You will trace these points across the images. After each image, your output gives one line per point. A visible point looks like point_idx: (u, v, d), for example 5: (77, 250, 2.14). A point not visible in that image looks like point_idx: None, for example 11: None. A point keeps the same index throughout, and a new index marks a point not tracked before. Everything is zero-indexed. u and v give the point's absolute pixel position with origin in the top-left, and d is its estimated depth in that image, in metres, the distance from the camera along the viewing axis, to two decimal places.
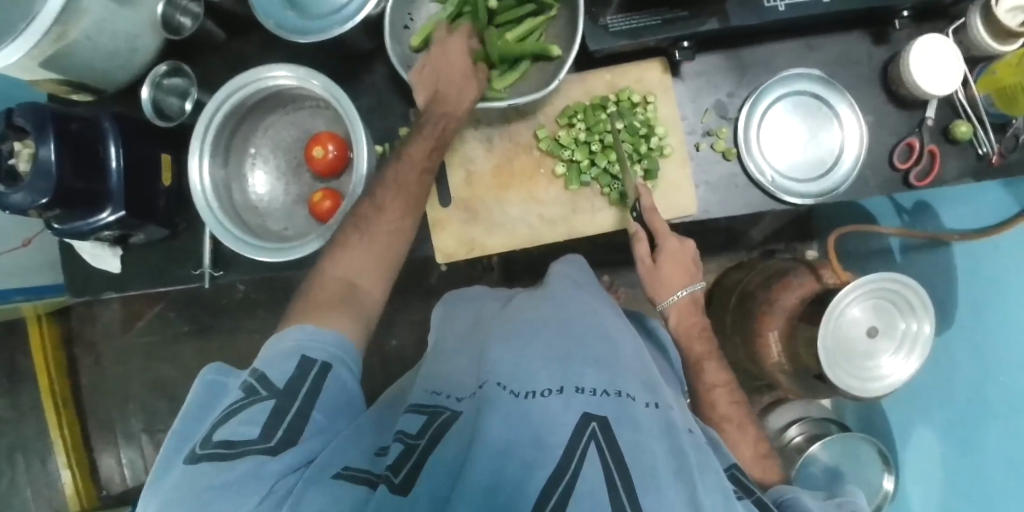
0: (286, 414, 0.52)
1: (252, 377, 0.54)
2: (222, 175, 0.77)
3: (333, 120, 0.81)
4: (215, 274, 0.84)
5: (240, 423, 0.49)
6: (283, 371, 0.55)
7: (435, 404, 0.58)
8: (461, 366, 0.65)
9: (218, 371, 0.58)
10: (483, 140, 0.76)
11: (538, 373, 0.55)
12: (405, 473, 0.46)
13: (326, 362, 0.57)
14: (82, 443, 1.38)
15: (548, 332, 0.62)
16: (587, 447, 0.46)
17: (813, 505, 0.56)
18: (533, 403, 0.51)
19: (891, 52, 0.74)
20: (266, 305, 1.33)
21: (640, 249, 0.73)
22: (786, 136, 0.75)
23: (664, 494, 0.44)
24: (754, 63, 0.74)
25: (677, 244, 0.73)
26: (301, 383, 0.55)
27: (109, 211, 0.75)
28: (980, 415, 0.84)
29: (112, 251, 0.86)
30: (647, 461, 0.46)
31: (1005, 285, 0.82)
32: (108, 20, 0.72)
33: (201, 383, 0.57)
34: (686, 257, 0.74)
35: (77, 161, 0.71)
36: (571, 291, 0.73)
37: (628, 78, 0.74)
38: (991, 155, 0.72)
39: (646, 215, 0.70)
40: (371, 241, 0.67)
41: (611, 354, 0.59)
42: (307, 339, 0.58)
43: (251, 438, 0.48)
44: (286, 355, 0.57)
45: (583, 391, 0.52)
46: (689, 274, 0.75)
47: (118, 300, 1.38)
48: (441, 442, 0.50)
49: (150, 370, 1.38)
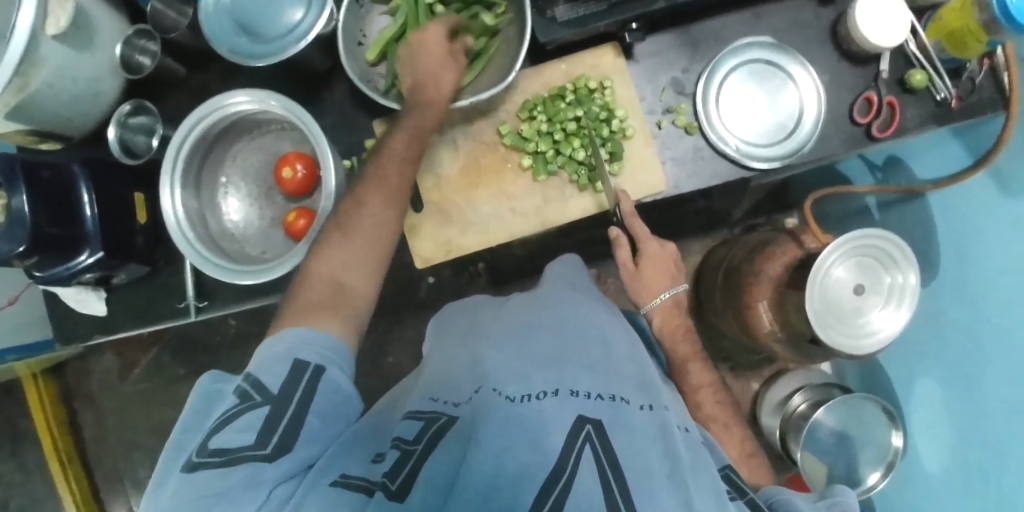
0: (281, 419, 0.50)
1: (246, 382, 0.52)
2: (195, 204, 0.78)
3: (299, 141, 0.82)
4: (200, 305, 0.84)
5: (236, 429, 0.48)
6: (276, 374, 0.53)
7: (432, 410, 0.57)
8: (454, 369, 0.65)
9: (215, 379, 0.57)
10: (449, 142, 0.77)
11: (532, 377, 0.55)
12: (401, 479, 0.46)
13: (318, 365, 0.55)
14: (91, 497, 1.36)
15: (540, 335, 0.62)
16: (583, 448, 0.46)
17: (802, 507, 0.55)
18: (529, 406, 0.51)
19: (838, 12, 0.75)
20: (259, 338, 1.32)
21: (622, 253, 0.76)
22: (745, 105, 0.76)
23: (659, 497, 0.44)
24: (705, 38, 0.75)
25: (658, 247, 0.76)
26: (294, 387, 0.53)
27: (87, 253, 0.76)
28: (976, 364, 0.85)
29: (97, 294, 0.86)
30: (642, 465, 0.46)
31: (982, 227, 0.83)
32: (68, 65, 0.72)
33: (200, 389, 0.56)
34: (667, 260, 0.77)
35: (48, 207, 0.70)
36: (563, 292, 0.73)
37: (584, 66, 0.75)
38: (950, 100, 0.73)
39: (625, 219, 0.72)
40: (355, 236, 0.65)
41: (604, 358, 0.60)
42: (302, 342, 0.56)
43: (246, 445, 0.47)
44: (280, 360, 0.54)
45: (578, 394, 0.53)
46: (676, 273, 0.78)
47: (112, 350, 1.37)
48: (438, 447, 0.50)
49: (152, 416, 1.37)
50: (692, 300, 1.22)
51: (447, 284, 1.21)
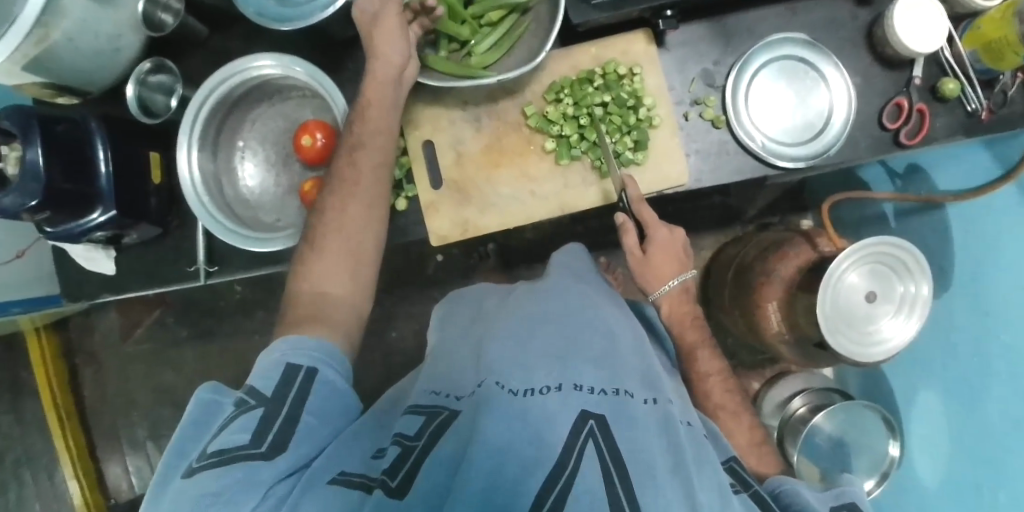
0: (274, 421, 0.51)
1: (241, 391, 0.54)
2: (211, 167, 0.77)
3: (320, 109, 0.81)
4: (210, 270, 0.84)
5: (231, 431, 0.49)
6: (269, 379, 0.55)
7: (435, 404, 0.58)
8: (460, 362, 0.65)
9: (213, 390, 0.56)
10: (472, 120, 0.76)
11: (536, 368, 0.55)
12: (400, 477, 0.46)
13: (310, 367, 0.57)
14: (88, 453, 1.37)
15: (546, 327, 0.62)
16: (584, 445, 0.46)
17: (811, 497, 0.56)
18: (532, 396, 0.51)
19: (875, 13, 0.74)
20: (264, 305, 1.33)
21: (629, 240, 0.73)
22: (776, 103, 0.75)
23: (661, 493, 0.44)
24: (738, 30, 0.74)
25: (666, 234, 0.73)
26: (288, 389, 0.54)
27: (100, 211, 0.75)
28: (977, 378, 0.87)
29: (106, 252, 0.86)
30: (645, 460, 0.46)
31: (994, 243, 0.85)
32: (91, 19, 0.71)
33: (196, 400, 0.55)
34: (676, 248, 0.75)
35: (63, 160, 0.70)
36: (568, 281, 0.74)
37: (614, 51, 0.74)
38: (980, 112, 0.73)
39: (633, 206, 0.71)
40: (346, 244, 0.67)
41: (610, 350, 0.60)
42: (292, 348, 0.58)
43: (243, 444, 0.48)
44: (274, 366, 0.56)
45: (581, 388, 0.52)
46: (688, 261, 0.76)
47: (116, 308, 1.37)
48: (438, 442, 0.49)
49: (153, 377, 1.37)
50: (699, 296, 1.22)
51: (456, 263, 1.22)
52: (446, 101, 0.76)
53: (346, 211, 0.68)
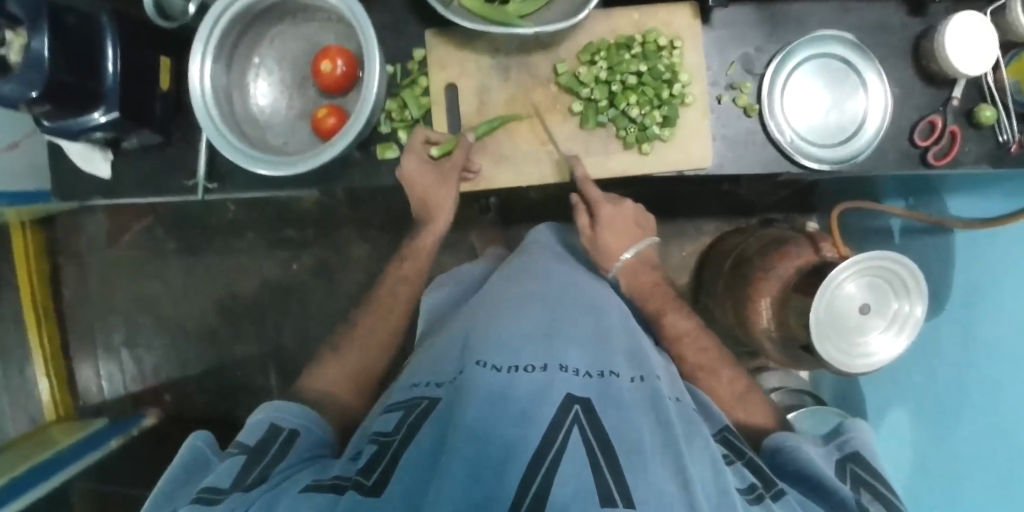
0: (255, 466, 0.55)
1: (229, 448, 0.58)
2: (224, 79, 0.74)
3: (343, 36, 0.78)
4: (208, 186, 0.82)
5: (216, 477, 0.53)
6: (253, 437, 0.59)
7: (414, 395, 0.57)
8: (441, 351, 0.63)
9: (201, 438, 0.60)
10: (501, 69, 0.74)
11: (521, 350, 0.54)
12: (376, 478, 0.45)
13: (293, 429, 0.62)
14: (60, 353, 1.36)
15: (534, 308, 0.61)
16: (570, 429, 0.45)
17: (814, 454, 0.58)
18: (515, 380, 0.49)
19: (926, 25, 0.72)
20: (256, 228, 1.31)
21: (581, 221, 0.78)
22: (813, 100, 0.73)
23: (652, 470, 0.44)
24: (786, 19, 0.72)
25: (613, 210, 0.76)
26: (269, 445, 0.58)
27: (101, 112, 0.72)
28: (949, 399, 0.90)
29: (103, 155, 0.83)
30: (632, 440, 0.46)
31: (993, 270, 0.87)
32: None
33: (187, 448, 0.59)
34: (628, 222, 0.78)
35: (68, 51, 0.65)
36: (551, 263, 0.74)
37: (656, 20, 0.71)
38: (1010, 144, 0.71)
39: (580, 185, 0.72)
40: (387, 331, 0.81)
41: (594, 332, 0.59)
42: (277, 412, 0.63)
43: (224, 485, 0.51)
44: (260, 426, 0.61)
45: (567, 369, 0.52)
46: (643, 230, 0.79)
47: (105, 212, 1.35)
48: (414, 439, 0.49)
49: (135, 286, 1.36)
50: (692, 283, 1.23)
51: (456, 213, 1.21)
52: (476, 45, 0.74)
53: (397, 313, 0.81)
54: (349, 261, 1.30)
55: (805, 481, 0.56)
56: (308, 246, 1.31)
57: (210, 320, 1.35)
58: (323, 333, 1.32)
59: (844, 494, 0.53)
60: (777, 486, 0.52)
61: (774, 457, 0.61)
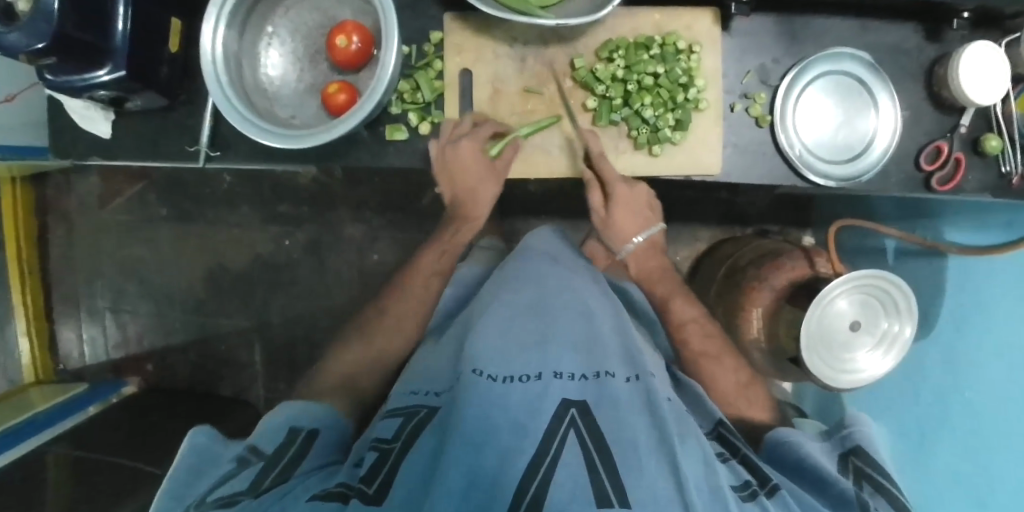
0: (273, 469, 0.55)
1: (245, 447, 0.58)
2: (236, 45, 0.72)
3: (358, 11, 0.77)
4: (211, 154, 0.81)
5: (232, 483, 0.52)
6: (273, 439, 0.59)
7: (412, 403, 0.59)
8: (440, 363, 0.65)
9: (206, 436, 0.59)
10: (517, 58, 0.73)
11: (516, 357, 0.55)
12: (377, 485, 0.47)
13: (314, 429, 0.62)
14: (43, 313, 1.34)
15: (527, 316, 0.62)
16: (566, 434, 0.46)
17: (813, 450, 0.60)
18: (511, 388, 0.50)
19: (940, 52, 0.73)
20: (251, 201, 1.30)
21: (594, 199, 0.76)
22: (824, 116, 0.73)
23: (647, 470, 0.44)
24: (805, 33, 0.72)
25: (627, 192, 0.74)
26: (290, 447, 0.59)
27: (107, 70, 0.70)
28: (934, 421, 0.90)
29: (105, 114, 0.82)
30: (627, 441, 0.46)
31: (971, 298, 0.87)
32: None
33: (186, 446, 0.58)
34: (638, 204, 0.76)
35: (79, 6, 0.63)
36: (549, 265, 0.74)
37: (678, 23, 0.71)
38: (1012, 175, 0.72)
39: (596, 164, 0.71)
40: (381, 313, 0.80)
41: (589, 334, 0.59)
42: (298, 412, 0.63)
43: (240, 490, 0.51)
44: (280, 426, 0.61)
45: (562, 377, 0.52)
46: (652, 216, 0.78)
47: (98, 173, 1.32)
48: (412, 448, 0.51)
49: (124, 250, 1.34)
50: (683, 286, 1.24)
51: None
52: (494, 33, 0.73)
53: (396, 303, 0.81)
54: (341, 241, 1.29)
55: (806, 467, 0.58)
56: (302, 223, 1.30)
57: (198, 290, 1.33)
58: (311, 310, 1.31)
59: (843, 486, 0.54)
60: (772, 481, 0.53)
61: (774, 452, 0.63)
